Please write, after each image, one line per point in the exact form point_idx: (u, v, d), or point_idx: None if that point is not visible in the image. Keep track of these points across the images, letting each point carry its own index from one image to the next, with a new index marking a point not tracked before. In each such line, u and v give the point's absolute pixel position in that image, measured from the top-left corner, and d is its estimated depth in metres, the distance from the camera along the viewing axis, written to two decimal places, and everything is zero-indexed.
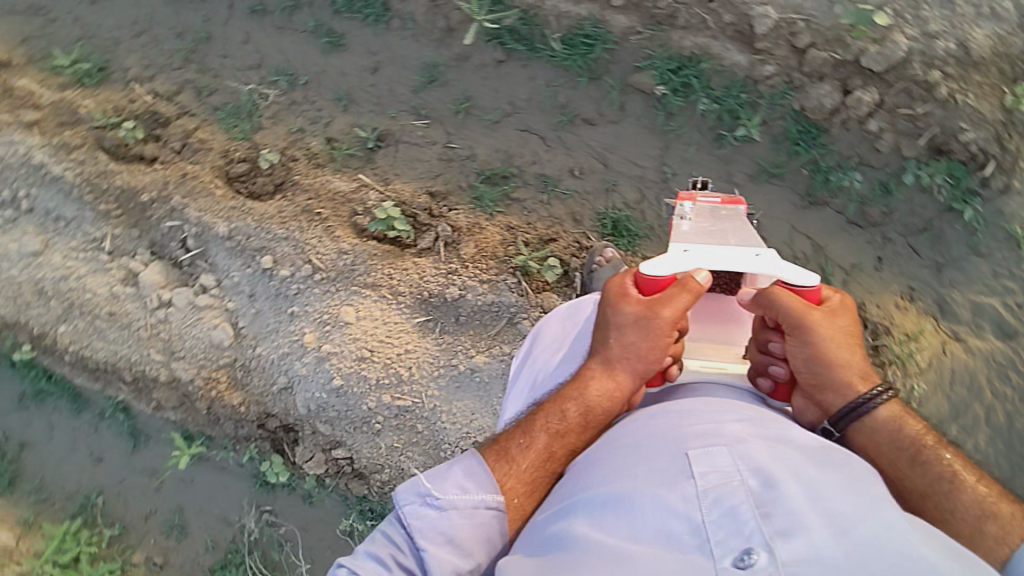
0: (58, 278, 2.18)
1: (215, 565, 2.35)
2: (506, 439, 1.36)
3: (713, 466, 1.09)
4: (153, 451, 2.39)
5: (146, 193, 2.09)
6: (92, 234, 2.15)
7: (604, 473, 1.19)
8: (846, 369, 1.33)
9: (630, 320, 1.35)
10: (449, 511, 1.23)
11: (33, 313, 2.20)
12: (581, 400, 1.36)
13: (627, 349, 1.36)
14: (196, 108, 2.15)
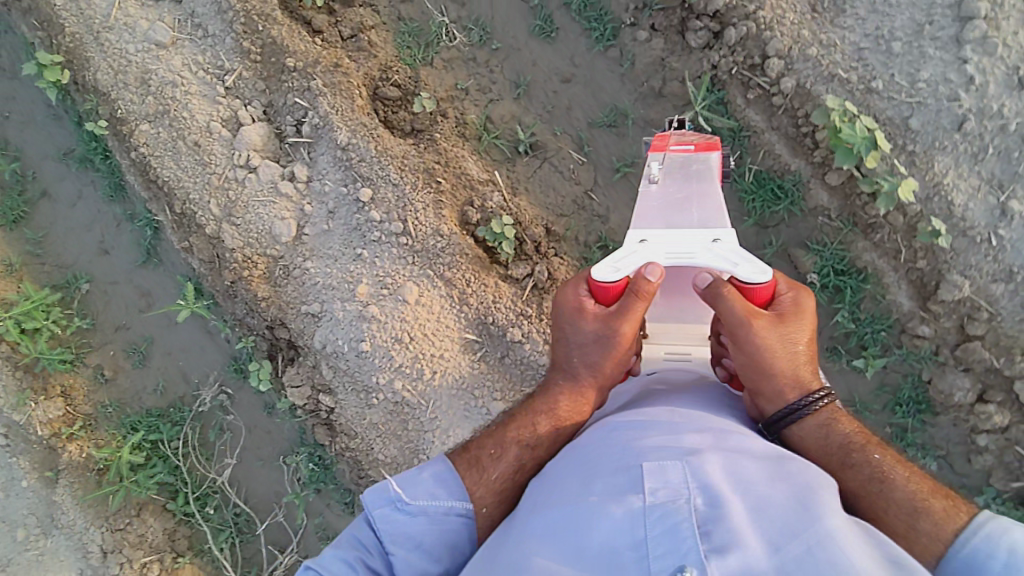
0: (167, 78, 2.10)
1: (152, 410, 2.33)
2: (478, 446, 1.40)
3: (660, 482, 1.08)
4: (157, 277, 2.36)
5: (293, 59, 1.98)
6: (222, 62, 2.07)
7: (568, 482, 1.19)
8: (781, 375, 1.34)
9: (591, 338, 1.40)
10: (419, 516, 1.29)
11: (127, 97, 2.12)
12: (552, 410, 1.42)
13: (594, 367, 1.43)
14: (383, 7, 2.04)
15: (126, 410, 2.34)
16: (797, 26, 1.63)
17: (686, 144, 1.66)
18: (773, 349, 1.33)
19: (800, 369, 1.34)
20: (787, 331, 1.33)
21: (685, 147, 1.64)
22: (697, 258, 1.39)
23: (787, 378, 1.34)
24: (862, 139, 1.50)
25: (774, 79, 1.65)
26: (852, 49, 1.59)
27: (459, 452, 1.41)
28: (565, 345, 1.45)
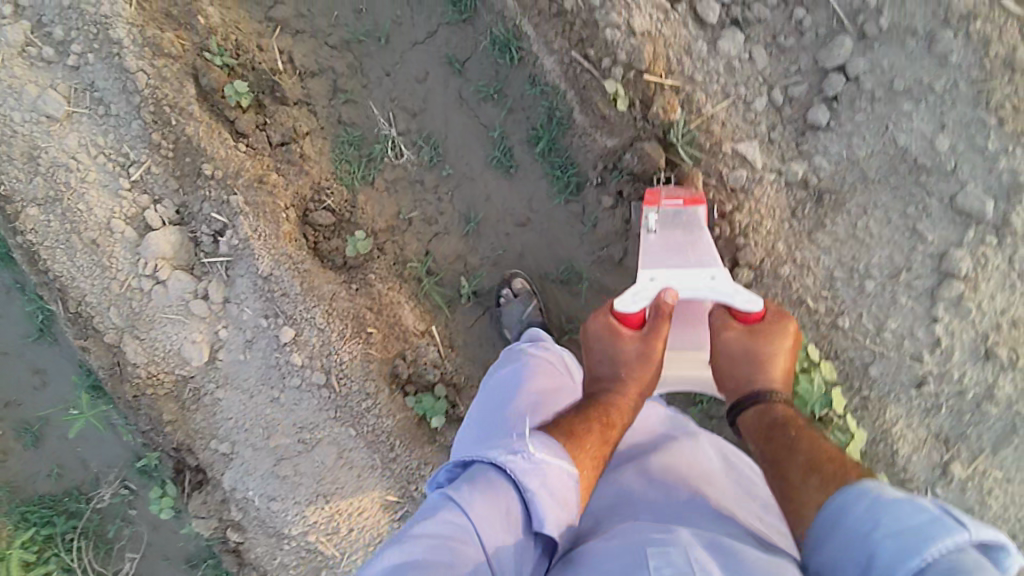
0: (60, 158, 1.78)
1: (44, 497, 2.16)
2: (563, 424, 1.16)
3: (666, 564, 0.92)
4: (52, 357, 2.11)
5: (210, 166, 1.71)
6: (126, 150, 1.77)
7: (571, 575, 0.97)
8: (738, 374, 1.27)
9: (633, 356, 1.25)
10: (540, 463, 1.02)
11: (11, 173, 1.78)
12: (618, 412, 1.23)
13: (644, 382, 1.27)
14: (322, 106, 1.78)
15: (15, 496, 2.16)
16: (770, 237, 1.52)
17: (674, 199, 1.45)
18: (738, 352, 1.25)
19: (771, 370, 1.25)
20: (759, 341, 1.25)
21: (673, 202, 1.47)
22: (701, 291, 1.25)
23: (750, 376, 1.26)
24: (818, 397, 1.44)
25: (741, 288, 1.54)
26: (823, 276, 1.50)
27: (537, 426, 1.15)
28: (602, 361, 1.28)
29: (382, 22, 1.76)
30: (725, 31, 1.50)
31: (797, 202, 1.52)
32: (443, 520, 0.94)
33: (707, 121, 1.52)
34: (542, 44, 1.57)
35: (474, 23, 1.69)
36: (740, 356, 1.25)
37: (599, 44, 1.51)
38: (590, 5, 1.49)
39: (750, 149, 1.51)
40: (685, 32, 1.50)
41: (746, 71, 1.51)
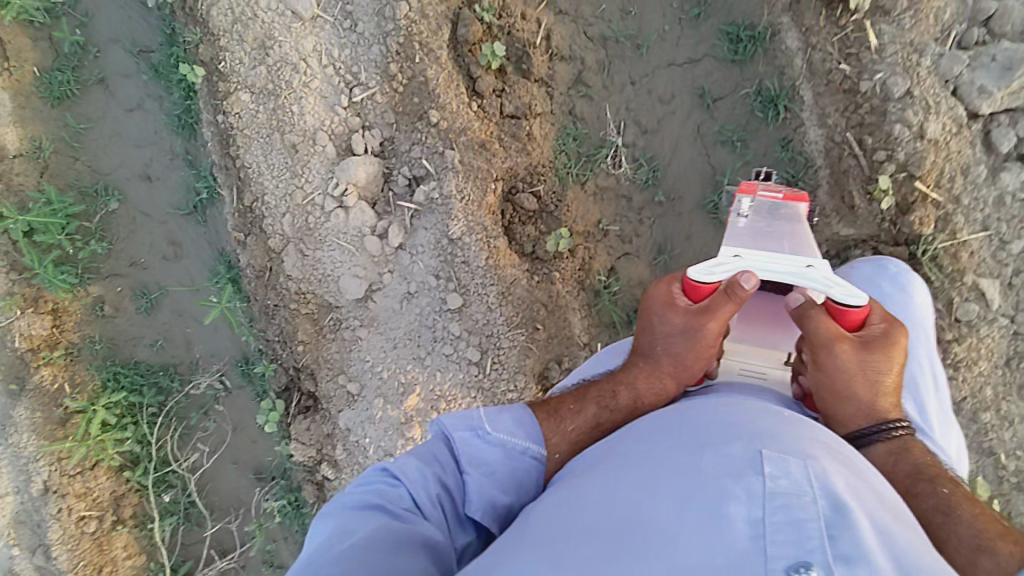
0: (290, 54, 1.76)
1: (140, 364, 2.17)
2: (558, 399, 1.19)
3: (784, 471, 0.80)
4: (195, 235, 2.14)
5: (439, 115, 1.67)
6: (355, 70, 1.75)
7: (664, 444, 0.92)
8: (858, 400, 1.11)
9: (677, 331, 1.14)
10: (495, 447, 1.07)
11: (238, 54, 1.79)
12: (627, 389, 1.18)
13: (678, 360, 1.16)
14: (560, 92, 1.74)
15: (114, 353, 2.16)
16: (981, 379, 1.49)
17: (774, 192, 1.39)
18: (854, 377, 1.09)
19: (874, 391, 1.11)
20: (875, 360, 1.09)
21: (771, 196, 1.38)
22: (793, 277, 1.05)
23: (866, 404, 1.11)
24: None
25: None
26: (1019, 434, 1.50)
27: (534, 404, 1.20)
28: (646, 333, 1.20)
29: (647, 30, 1.71)
30: (1009, 164, 1.45)
31: (1016, 353, 1.49)
32: (381, 487, 1.00)
33: (958, 246, 1.46)
34: (816, 113, 1.54)
35: (744, 68, 1.63)
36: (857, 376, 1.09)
37: (880, 134, 1.46)
38: (887, 94, 1.44)
39: (990, 287, 1.47)
40: (970, 152, 1.45)
41: (1015, 209, 1.46)
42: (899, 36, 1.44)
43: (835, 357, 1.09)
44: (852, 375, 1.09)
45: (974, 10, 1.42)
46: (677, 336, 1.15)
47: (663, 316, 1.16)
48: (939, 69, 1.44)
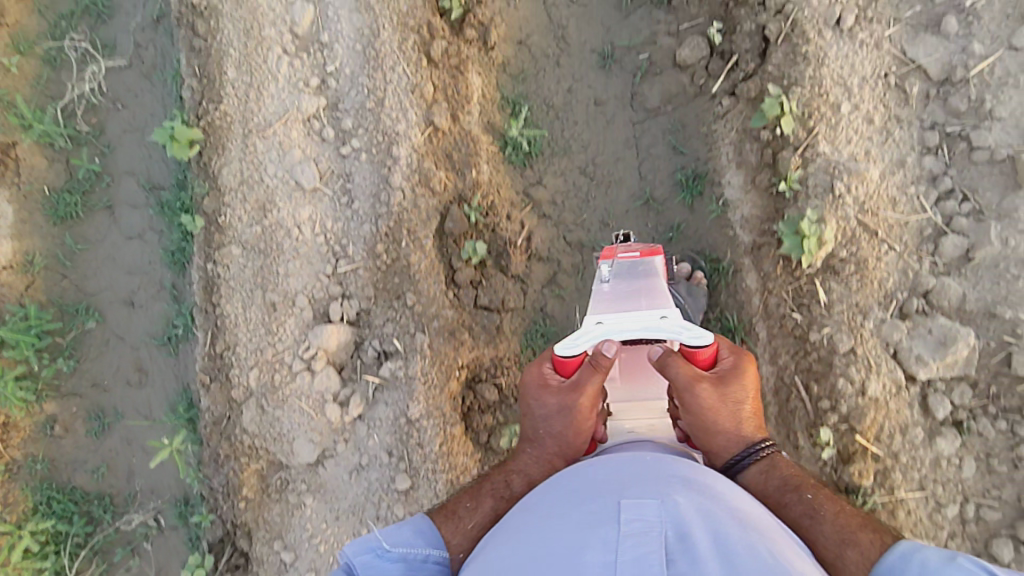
0: (286, 220, 1.87)
1: (76, 490, 2.12)
2: (456, 501, 1.40)
3: (636, 512, 1.00)
4: (162, 366, 2.16)
5: (415, 298, 1.76)
6: (345, 244, 1.84)
7: (552, 503, 1.12)
8: (726, 432, 1.30)
9: (556, 410, 1.30)
10: (397, 563, 1.23)
11: (237, 212, 1.90)
12: (521, 473, 1.38)
13: (560, 434, 1.34)
14: (535, 288, 1.86)
15: (52, 476, 2.12)
16: None
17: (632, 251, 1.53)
18: (718, 414, 1.28)
19: (735, 419, 1.30)
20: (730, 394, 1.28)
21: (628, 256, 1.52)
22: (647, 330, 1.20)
23: (733, 435, 1.30)
24: None
25: None
26: None
27: (436, 509, 1.40)
28: (531, 420, 1.36)
29: None
30: (944, 428, 1.52)
31: None
32: None
33: (895, 503, 1.50)
34: (768, 351, 1.61)
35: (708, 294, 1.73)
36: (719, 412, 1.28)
37: (825, 384, 1.53)
38: (833, 347, 1.53)
39: None
40: (908, 412, 1.51)
41: (949, 472, 1.51)
42: (847, 294, 1.53)
43: (695, 397, 1.26)
44: (714, 410, 1.28)
45: (916, 281, 1.54)
46: (557, 412, 1.31)
47: (538, 396, 1.33)
48: (881, 333, 1.52)
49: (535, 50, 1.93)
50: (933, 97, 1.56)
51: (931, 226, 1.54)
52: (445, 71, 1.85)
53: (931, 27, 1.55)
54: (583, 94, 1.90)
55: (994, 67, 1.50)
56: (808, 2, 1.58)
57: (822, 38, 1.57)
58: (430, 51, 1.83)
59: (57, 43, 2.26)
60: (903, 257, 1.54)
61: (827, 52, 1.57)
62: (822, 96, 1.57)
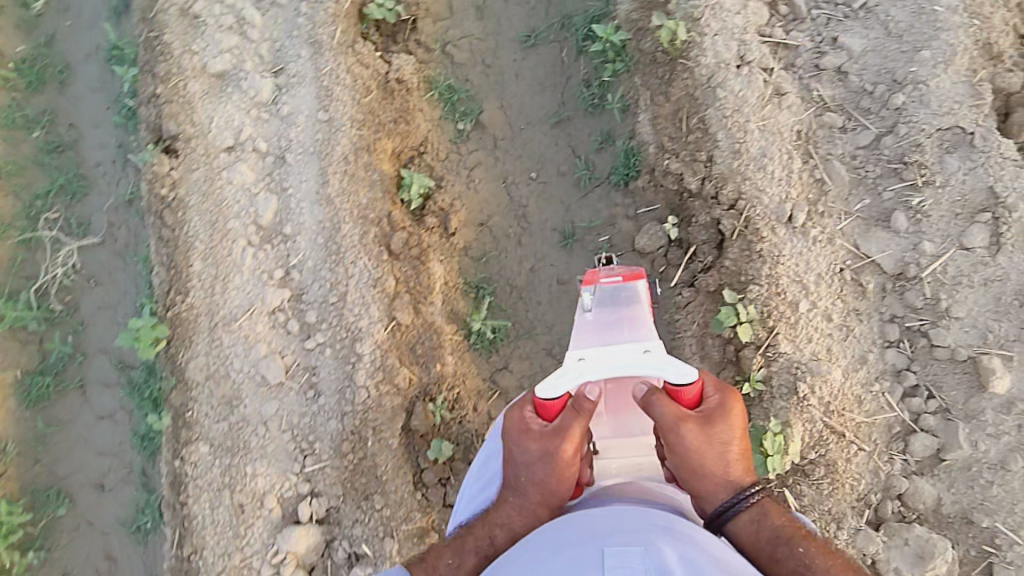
0: (254, 418, 1.85)
1: None
2: (437, 556, 1.46)
3: (620, 563, 1.10)
4: (134, 553, 2.14)
5: (383, 502, 1.78)
6: (313, 440, 1.82)
7: (545, 547, 1.21)
8: (714, 477, 1.34)
9: (537, 457, 1.33)
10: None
11: (204, 408, 1.89)
12: (503, 529, 1.39)
13: (539, 483, 1.35)
14: None
15: None
16: None
17: (614, 275, 1.54)
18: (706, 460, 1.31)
19: (723, 463, 1.33)
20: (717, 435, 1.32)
21: (612, 280, 1.53)
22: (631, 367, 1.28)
23: (721, 479, 1.34)
24: None
25: None
26: None
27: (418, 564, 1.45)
28: (512, 467, 1.37)
29: None
30: None
31: None
32: None
33: None
34: None
35: None
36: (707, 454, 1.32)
37: None
38: None
39: None
40: None
41: None
42: (818, 502, 1.49)
43: (681, 438, 1.30)
44: (700, 454, 1.31)
45: (887, 483, 1.51)
46: (538, 458, 1.33)
47: (518, 442, 1.35)
48: (856, 544, 1.49)
49: (495, 231, 1.95)
50: (890, 291, 1.57)
51: (899, 423, 1.52)
52: (406, 262, 1.87)
53: (881, 222, 1.58)
54: (546, 277, 1.93)
55: (947, 266, 1.52)
56: (760, 199, 1.62)
57: (776, 235, 1.60)
58: (391, 242, 1.86)
59: (32, 223, 2.29)
60: (873, 457, 1.52)
61: (783, 249, 1.59)
62: (779, 293, 1.58)
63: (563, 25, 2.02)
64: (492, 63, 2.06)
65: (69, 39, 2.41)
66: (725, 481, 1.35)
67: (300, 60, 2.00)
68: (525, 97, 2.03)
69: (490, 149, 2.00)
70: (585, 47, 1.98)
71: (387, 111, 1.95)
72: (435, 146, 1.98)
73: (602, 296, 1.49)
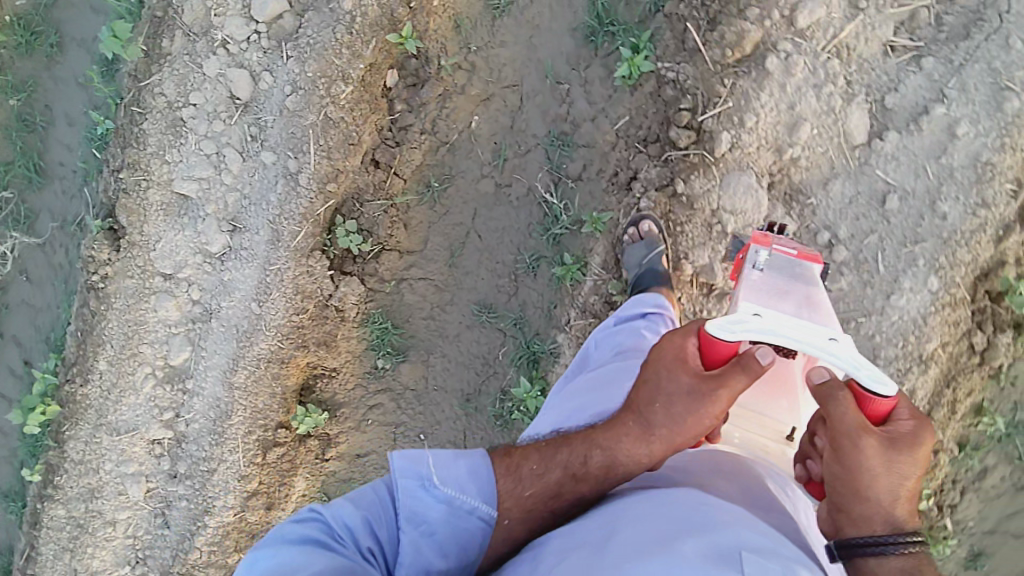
0: (106, 504, 2.18)
1: None
2: (523, 457, 1.25)
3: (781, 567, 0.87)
4: None
5: None
6: (143, 550, 2.21)
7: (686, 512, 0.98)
8: (872, 504, 1.01)
9: (681, 391, 1.15)
10: (441, 504, 1.17)
11: (65, 477, 2.19)
12: (606, 452, 1.20)
13: (675, 416, 1.15)
14: None
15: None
16: None
17: (790, 246, 1.42)
18: (878, 478, 1.00)
19: (895, 492, 1.00)
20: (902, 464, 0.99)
21: (787, 250, 1.40)
22: (808, 348, 1.04)
23: (882, 509, 1.01)
24: None
25: None
26: None
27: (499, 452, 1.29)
28: (651, 387, 1.20)
29: None
30: None
31: None
32: (320, 526, 1.18)
33: None
34: None
35: None
36: (880, 476, 1.00)
37: None
38: None
39: None
40: None
41: None
42: None
43: (860, 450, 1.00)
44: (871, 477, 1.01)
45: None
46: (682, 395, 1.15)
47: (669, 369, 1.16)
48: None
49: (366, 469, 2.10)
50: None
51: None
52: (276, 470, 2.07)
53: None
54: None
55: None
56: None
57: None
58: (268, 452, 2.05)
59: None
60: None
61: None
62: None
63: (515, 324, 1.98)
64: (439, 315, 2.05)
65: (71, 14, 2.23)
66: (885, 510, 1.01)
67: (257, 237, 1.96)
68: (450, 362, 2.06)
69: (395, 396, 2.09)
70: (515, 362, 1.98)
71: (313, 333, 1.99)
72: (347, 374, 2.06)
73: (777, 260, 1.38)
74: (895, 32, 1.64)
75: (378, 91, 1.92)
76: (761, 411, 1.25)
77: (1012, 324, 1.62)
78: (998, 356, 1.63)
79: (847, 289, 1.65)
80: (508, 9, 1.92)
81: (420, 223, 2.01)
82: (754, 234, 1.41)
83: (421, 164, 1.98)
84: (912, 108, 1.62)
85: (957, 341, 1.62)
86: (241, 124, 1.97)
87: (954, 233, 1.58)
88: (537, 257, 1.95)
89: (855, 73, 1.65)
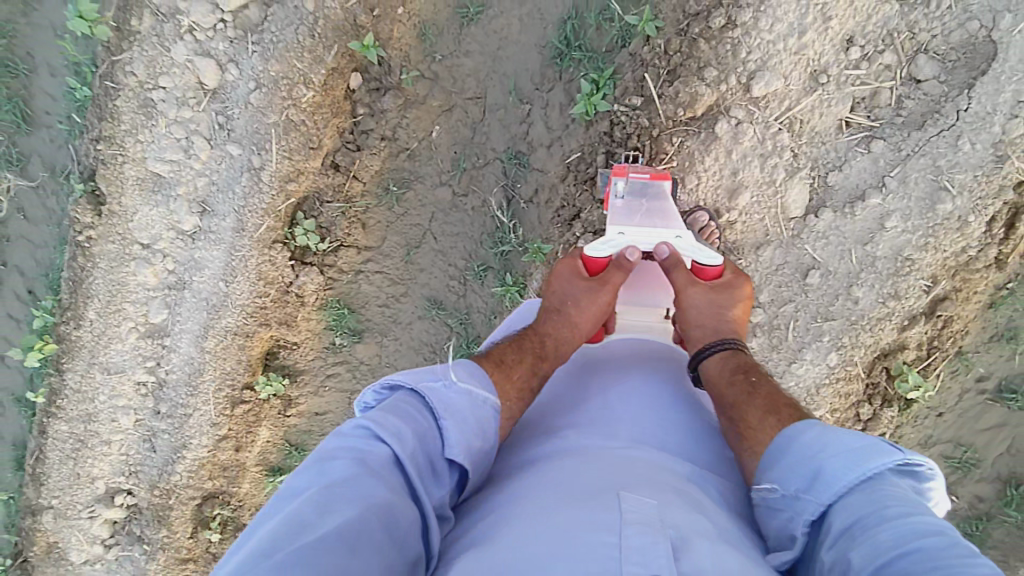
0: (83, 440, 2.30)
1: None
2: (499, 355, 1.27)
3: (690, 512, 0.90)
4: None
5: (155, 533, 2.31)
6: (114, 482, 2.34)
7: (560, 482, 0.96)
8: (701, 333, 1.32)
9: (584, 292, 1.37)
10: (462, 396, 1.06)
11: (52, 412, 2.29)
12: (548, 345, 1.33)
13: (583, 314, 1.36)
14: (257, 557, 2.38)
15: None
16: None
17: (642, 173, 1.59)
18: (704, 312, 1.33)
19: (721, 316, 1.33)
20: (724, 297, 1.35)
21: (640, 175, 1.59)
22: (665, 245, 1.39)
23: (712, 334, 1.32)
24: None
25: None
26: None
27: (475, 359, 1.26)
28: (555, 294, 1.40)
29: None
30: None
31: None
32: (361, 446, 0.92)
33: None
34: None
35: None
36: (707, 311, 1.33)
37: None
38: None
39: None
40: None
41: None
42: None
43: (689, 294, 1.35)
44: (703, 316, 1.33)
45: None
46: (589, 292, 1.37)
47: (569, 278, 1.40)
48: None
49: (325, 425, 2.29)
50: None
51: None
52: (243, 421, 2.24)
53: None
54: None
55: None
56: None
57: None
58: (236, 406, 2.22)
59: None
60: None
61: None
62: None
63: (459, 323, 2.10)
64: (393, 305, 2.17)
65: None
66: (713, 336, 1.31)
67: (223, 223, 2.07)
68: (401, 345, 2.19)
69: (351, 367, 2.24)
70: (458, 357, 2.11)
71: (275, 313, 2.14)
72: (308, 347, 2.22)
73: (633, 186, 1.55)
74: (853, 109, 1.62)
75: (341, 94, 1.98)
76: (639, 303, 1.48)
77: (900, 401, 1.73)
78: (880, 426, 1.75)
79: (756, 348, 1.75)
80: (477, 17, 1.91)
81: (380, 222, 2.11)
82: (611, 168, 1.56)
83: (380, 169, 2.06)
84: (851, 190, 1.64)
85: (846, 409, 1.75)
86: (209, 110, 2.01)
87: (863, 317, 1.67)
88: (485, 268, 2.03)
89: (805, 145, 1.65)
